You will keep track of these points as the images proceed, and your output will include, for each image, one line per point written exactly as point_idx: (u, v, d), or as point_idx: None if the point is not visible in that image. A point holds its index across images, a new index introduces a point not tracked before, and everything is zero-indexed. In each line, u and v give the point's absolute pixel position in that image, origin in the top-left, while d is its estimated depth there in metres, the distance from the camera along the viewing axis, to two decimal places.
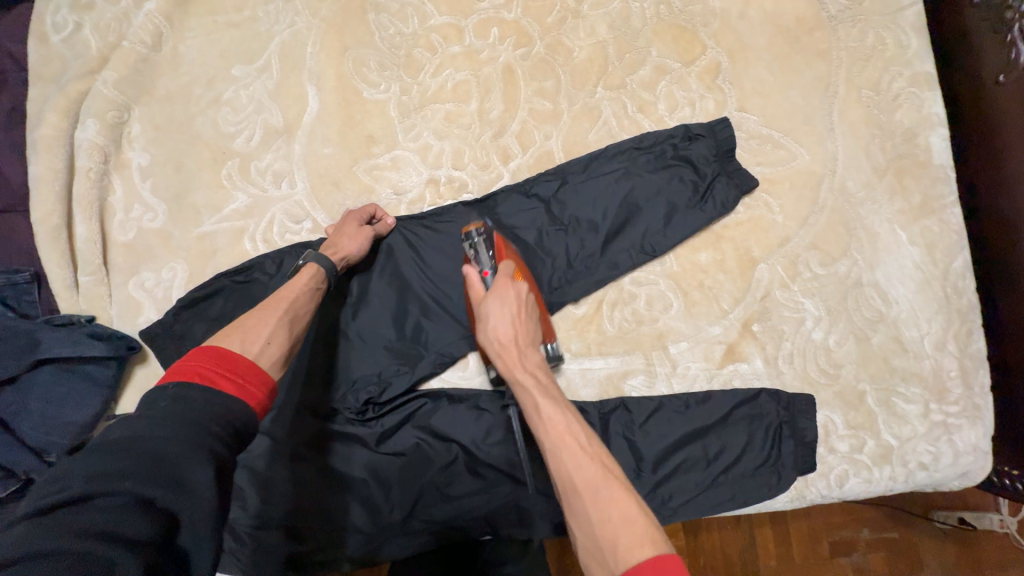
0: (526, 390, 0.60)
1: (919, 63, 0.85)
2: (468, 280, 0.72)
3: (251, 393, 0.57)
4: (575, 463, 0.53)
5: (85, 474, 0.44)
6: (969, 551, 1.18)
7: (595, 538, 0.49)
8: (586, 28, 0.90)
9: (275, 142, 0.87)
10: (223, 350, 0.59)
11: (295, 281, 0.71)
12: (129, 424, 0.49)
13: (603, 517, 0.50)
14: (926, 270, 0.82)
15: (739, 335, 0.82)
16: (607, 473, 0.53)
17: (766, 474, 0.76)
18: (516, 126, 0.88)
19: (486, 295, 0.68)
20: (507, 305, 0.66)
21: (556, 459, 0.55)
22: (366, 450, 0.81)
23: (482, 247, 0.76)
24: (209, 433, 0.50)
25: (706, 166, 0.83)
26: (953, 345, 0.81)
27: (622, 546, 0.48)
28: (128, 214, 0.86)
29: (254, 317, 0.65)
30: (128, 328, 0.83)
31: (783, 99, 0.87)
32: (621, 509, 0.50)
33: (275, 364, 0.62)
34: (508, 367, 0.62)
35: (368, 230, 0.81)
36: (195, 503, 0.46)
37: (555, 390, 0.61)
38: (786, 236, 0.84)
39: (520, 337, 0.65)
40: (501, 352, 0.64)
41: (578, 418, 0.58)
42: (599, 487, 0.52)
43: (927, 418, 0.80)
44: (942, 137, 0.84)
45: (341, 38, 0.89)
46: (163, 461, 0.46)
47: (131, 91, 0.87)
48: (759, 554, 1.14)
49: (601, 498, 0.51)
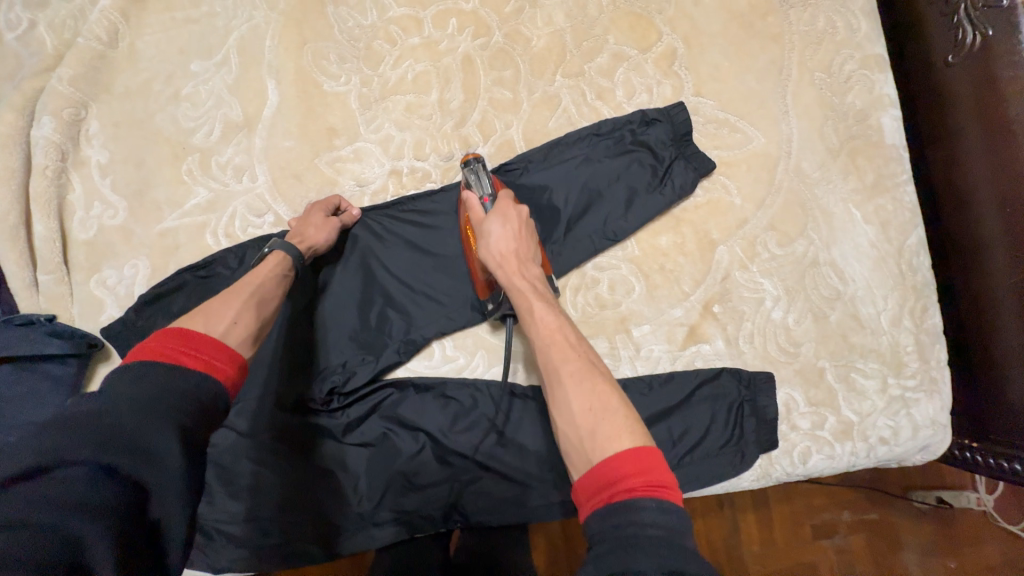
0: (522, 294, 0.66)
1: (870, 46, 0.87)
2: (468, 204, 0.76)
3: (218, 369, 0.56)
4: (563, 359, 0.58)
5: (41, 446, 0.43)
6: (946, 529, 1.20)
7: (576, 427, 0.53)
8: (544, 16, 0.90)
9: (236, 137, 0.87)
10: (184, 329, 0.57)
11: (261, 268, 0.71)
12: (91, 400, 0.49)
13: (587, 408, 0.53)
14: (881, 248, 0.84)
15: (700, 317, 0.83)
16: (594, 372, 0.57)
17: (730, 453, 0.77)
18: (477, 115, 0.89)
19: (488, 215, 0.73)
20: (509, 224, 0.72)
21: (544, 354, 0.59)
22: (334, 442, 0.82)
23: (482, 173, 0.78)
24: (171, 405, 0.49)
25: (664, 150, 0.84)
26: (909, 321, 0.83)
27: (602, 434, 0.51)
28: (88, 212, 0.85)
29: (218, 300, 0.64)
30: (90, 326, 0.82)
31: (738, 83, 0.88)
32: (605, 403, 0.54)
33: (242, 343, 0.61)
34: (507, 275, 0.68)
35: (335, 221, 0.81)
36: (165, 474, 0.47)
37: (550, 299, 0.66)
38: (744, 218, 0.85)
39: (519, 252, 0.70)
40: (500, 262, 0.69)
41: (571, 325, 0.62)
42: (584, 380, 0.56)
43: (885, 393, 0.82)
44: (893, 118, 0.85)
45: (299, 32, 0.89)
46: (128, 434, 0.46)
47: (88, 88, 0.86)
48: (742, 539, 1.15)
49: (586, 391, 0.55)
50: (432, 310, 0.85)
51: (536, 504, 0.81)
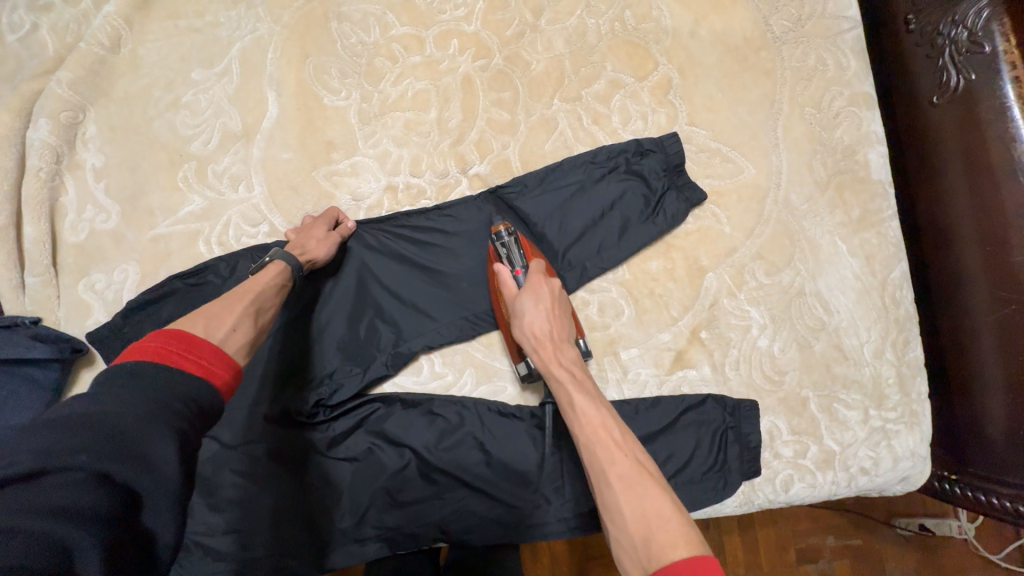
0: (561, 383, 0.69)
1: (858, 84, 0.89)
2: (501, 279, 0.77)
3: (214, 375, 0.57)
4: (611, 459, 0.59)
5: (35, 449, 0.42)
6: (929, 557, 1.21)
7: (630, 535, 0.54)
8: (544, 41, 0.92)
9: (233, 146, 0.88)
10: (185, 332, 0.58)
11: (260, 277, 0.71)
12: (87, 401, 0.48)
13: (639, 513, 0.55)
14: (865, 280, 0.86)
15: (688, 342, 0.84)
16: (642, 471, 0.58)
17: (713, 479, 0.78)
18: (474, 135, 0.90)
19: (520, 292, 0.75)
20: (542, 302, 0.74)
21: (590, 451, 0.61)
22: (317, 455, 0.81)
23: (513, 246, 0.79)
24: (172, 410, 0.50)
25: (657, 180, 0.85)
26: (892, 353, 0.84)
27: (658, 543, 0.52)
28: (80, 215, 0.85)
29: (219, 305, 0.65)
30: (76, 330, 0.82)
31: (731, 114, 0.90)
32: (657, 507, 0.55)
33: (238, 350, 0.62)
34: (545, 362, 0.71)
35: (335, 235, 0.82)
36: (159, 479, 0.46)
37: (588, 386, 0.69)
38: (733, 246, 0.86)
39: (554, 333, 0.73)
40: (535, 344, 0.73)
41: (611, 415, 0.65)
42: (634, 483, 0.57)
43: (867, 424, 0.83)
44: (879, 154, 0.88)
45: (303, 46, 0.90)
46: (124, 437, 0.46)
47: (87, 93, 0.86)
48: (727, 562, 1.16)
49: (637, 495, 0.56)
50: (422, 325, 0.85)
51: (520, 526, 0.81)
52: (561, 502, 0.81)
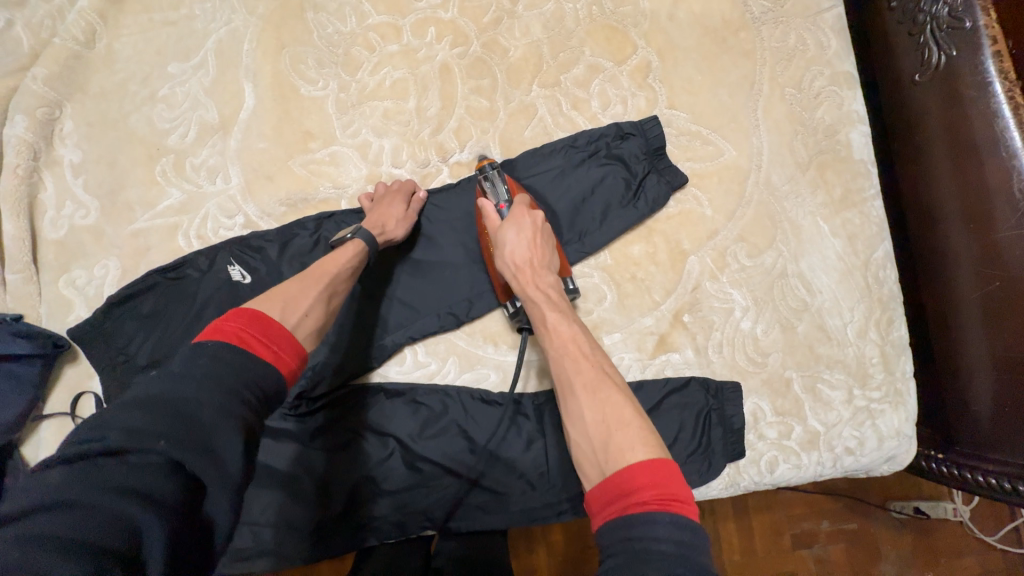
0: (536, 305, 0.70)
1: (838, 63, 0.89)
2: (484, 212, 0.78)
3: (283, 363, 0.56)
4: (577, 370, 0.62)
5: (123, 427, 0.44)
6: (924, 539, 1.21)
7: (590, 438, 0.57)
8: (521, 27, 0.91)
9: (211, 139, 0.87)
10: (263, 314, 0.58)
11: (339, 256, 0.72)
12: (172, 380, 0.49)
13: (599, 420, 0.57)
14: (847, 260, 0.85)
15: (670, 326, 0.84)
16: (607, 383, 0.60)
17: (696, 461, 0.78)
18: (454, 123, 0.90)
19: (503, 224, 0.75)
20: (524, 232, 0.74)
21: (560, 364, 0.64)
22: (298, 446, 0.79)
23: (497, 180, 0.79)
24: (240, 400, 0.49)
25: (637, 164, 0.85)
26: (875, 333, 0.84)
27: (615, 446, 0.54)
28: (59, 211, 0.84)
29: (294, 287, 0.65)
30: (57, 326, 0.82)
31: (711, 97, 0.90)
32: (618, 413, 0.57)
33: (306, 338, 0.62)
34: (522, 285, 0.71)
35: (412, 215, 0.83)
36: (222, 472, 0.45)
37: (563, 307, 0.70)
38: (714, 229, 0.86)
39: (534, 261, 0.73)
40: (516, 272, 0.72)
41: (584, 334, 0.66)
42: (598, 390, 0.59)
43: (850, 404, 0.83)
44: (861, 134, 0.87)
45: (278, 36, 0.90)
46: (197, 426, 0.46)
47: (63, 89, 0.86)
48: (723, 548, 1.16)
49: (598, 403, 0.59)
50: (406, 317, 0.85)
51: (504, 512, 0.81)
52: (546, 488, 0.81)
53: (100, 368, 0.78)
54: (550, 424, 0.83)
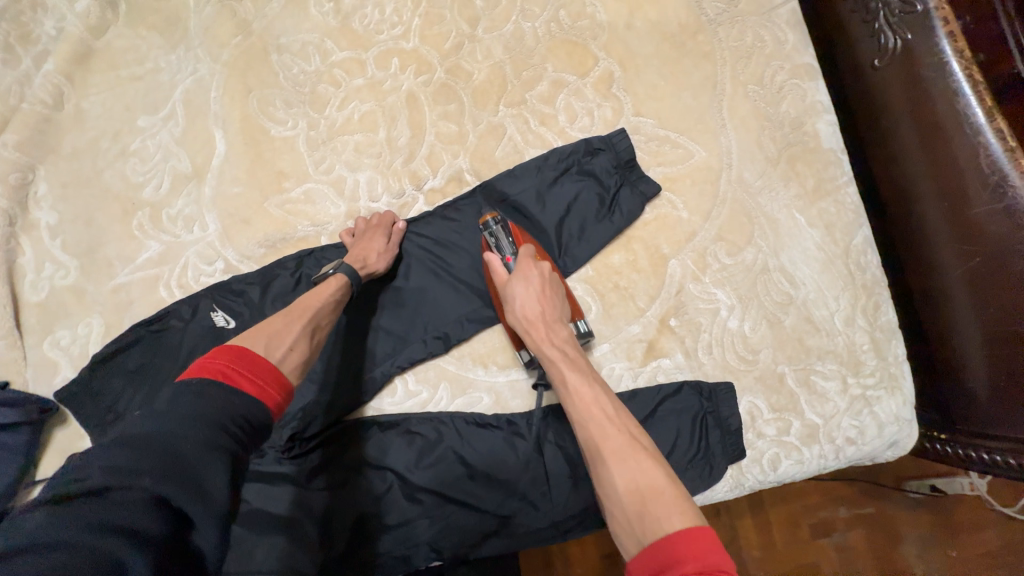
0: (553, 362, 0.69)
1: (797, 56, 0.90)
2: (491, 266, 0.78)
3: (269, 397, 0.55)
4: (604, 435, 0.60)
5: (105, 464, 0.42)
6: (944, 517, 1.19)
7: (624, 508, 0.54)
8: (482, 50, 0.93)
9: (185, 188, 0.88)
10: (246, 350, 0.57)
11: (322, 291, 0.72)
12: (154, 418, 0.47)
13: (632, 486, 0.55)
14: (828, 250, 0.86)
15: (658, 331, 0.83)
16: (635, 447, 0.58)
17: (698, 467, 0.77)
18: (425, 150, 0.90)
19: (510, 277, 0.75)
20: (532, 286, 0.74)
21: (584, 426, 0.62)
22: (294, 488, 0.75)
23: (501, 234, 0.80)
24: (225, 431, 0.48)
25: (609, 178, 0.86)
26: (863, 320, 0.84)
27: (650, 516, 0.52)
28: (39, 274, 0.84)
29: (278, 322, 0.64)
30: (44, 390, 0.81)
31: (676, 101, 0.91)
32: (649, 481, 0.55)
33: (291, 371, 0.61)
34: (536, 342, 0.71)
35: (393, 248, 0.83)
36: (209, 505, 0.43)
37: (581, 364, 0.69)
38: (692, 231, 0.86)
39: (545, 314, 0.73)
40: (528, 327, 0.72)
41: (604, 391, 0.65)
42: (627, 455, 0.57)
43: (847, 393, 0.82)
44: (827, 123, 0.88)
45: (244, 81, 0.91)
46: (182, 460, 0.44)
47: (35, 152, 0.86)
48: (741, 544, 1.13)
49: (630, 470, 0.56)
50: (394, 348, 0.84)
51: (511, 534, 0.80)
52: (549, 507, 0.80)
53: (88, 429, 0.77)
54: (547, 443, 0.82)
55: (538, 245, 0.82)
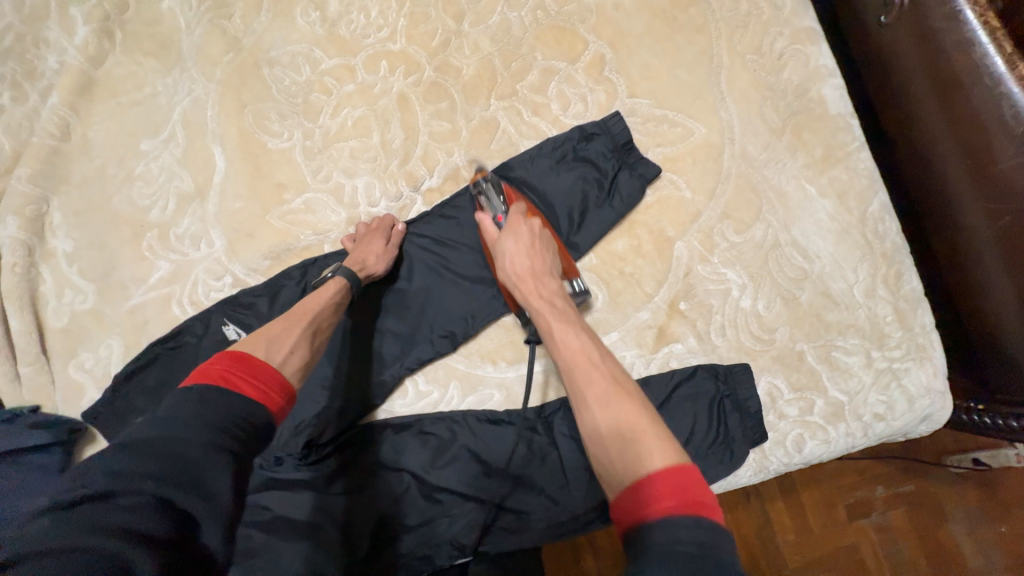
0: (541, 314, 0.66)
1: (797, 20, 0.87)
2: (482, 226, 0.77)
3: (271, 400, 0.56)
4: (587, 378, 0.57)
5: (110, 469, 0.42)
6: (992, 492, 1.12)
7: (606, 448, 0.52)
8: (470, 44, 0.92)
9: (190, 207, 0.90)
10: (246, 354, 0.58)
11: (322, 294, 0.72)
12: (156, 423, 0.48)
13: (614, 422, 0.53)
14: (842, 219, 0.82)
15: (668, 316, 0.81)
16: (620, 389, 0.56)
17: (718, 452, 0.75)
18: (420, 150, 0.90)
19: (501, 235, 0.75)
20: (522, 240, 0.73)
21: (569, 373, 0.59)
22: (313, 493, 0.76)
23: (491, 192, 0.80)
24: (228, 435, 0.49)
25: (606, 163, 0.84)
26: (884, 290, 0.80)
27: (631, 454, 0.50)
28: (59, 300, 0.87)
29: (278, 326, 0.65)
30: (72, 411, 0.84)
31: (671, 78, 0.88)
32: (633, 421, 0.53)
33: (293, 373, 0.61)
34: (524, 295, 0.69)
35: (393, 249, 0.83)
36: (214, 507, 0.44)
37: (569, 315, 0.66)
38: (697, 211, 0.84)
39: (534, 268, 0.72)
40: (518, 283, 0.71)
41: (592, 339, 0.62)
42: (610, 398, 0.55)
43: (871, 367, 0.79)
44: (833, 87, 0.84)
45: (239, 97, 0.92)
46: (186, 463, 0.44)
47: (47, 183, 0.89)
48: (776, 529, 1.09)
49: (612, 411, 0.54)
50: (403, 348, 0.85)
51: (531, 530, 0.78)
52: (569, 500, 0.79)
53: None
54: (562, 436, 0.81)
55: (531, 204, 0.81)
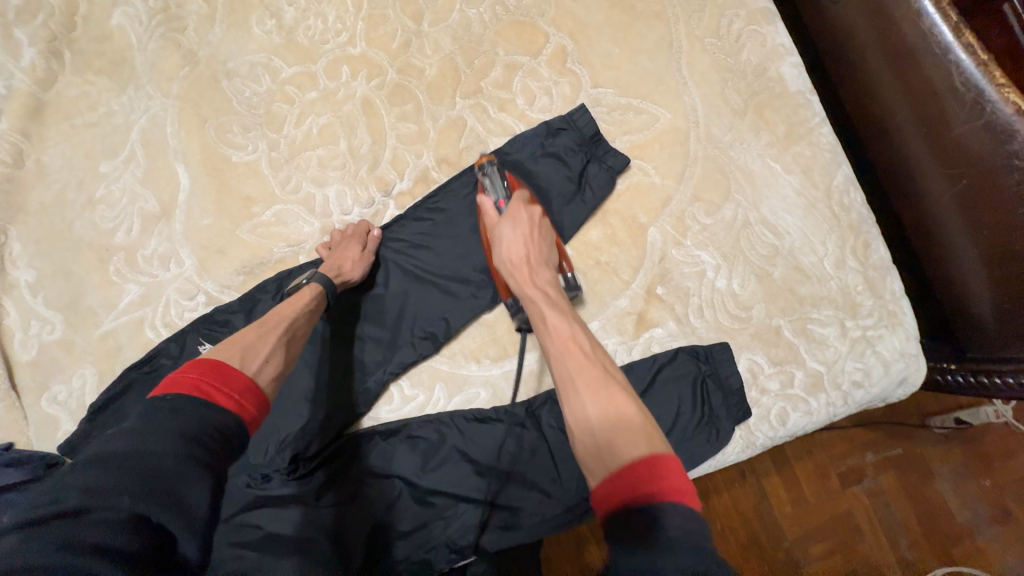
0: (534, 301, 0.65)
1: (751, 2, 0.89)
2: (482, 208, 0.76)
3: (246, 411, 0.56)
4: (579, 367, 0.56)
5: (83, 485, 0.41)
6: (976, 449, 1.16)
7: (592, 436, 0.51)
8: (431, 44, 0.91)
9: (156, 227, 0.88)
10: (219, 362, 0.57)
11: (296, 301, 0.71)
12: (128, 434, 0.46)
13: (606, 415, 0.51)
14: (808, 194, 0.84)
15: (646, 302, 0.82)
16: (609, 379, 0.55)
17: (705, 432, 0.75)
18: (389, 154, 0.89)
19: (500, 220, 0.73)
20: (520, 227, 0.72)
21: (560, 360, 0.58)
22: (302, 507, 0.75)
23: (495, 176, 0.78)
24: (202, 446, 0.47)
25: (574, 158, 0.83)
26: (853, 260, 0.82)
27: (618, 443, 0.49)
28: (26, 333, 0.84)
29: (252, 335, 0.64)
30: (48, 445, 0.81)
31: (634, 66, 0.89)
32: (621, 412, 0.52)
33: (268, 385, 0.61)
34: (518, 280, 0.68)
35: (369, 254, 0.83)
36: (192, 520, 0.43)
37: (564, 305, 0.65)
38: (668, 196, 0.85)
39: (530, 256, 0.70)
40: (512, 269, 0.69)
41: (583, 329, 0.61)
42: (601, 384, 0.54)
43: (846, 337, 0.80)
44: (791, 66, 0.86)
45: (198, 112, 0.90)
46: (161, 477, 0.43)
47: (3, 213, 0.86)
48: (773, 503, 1.11)
49: (602, 398, 0.53)
50: (385, 353, 0.84)
51: (527, 525, 0.78)
52: (562, 492, 0.79)
53: None
54: (550, 428, 0.82)
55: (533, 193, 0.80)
